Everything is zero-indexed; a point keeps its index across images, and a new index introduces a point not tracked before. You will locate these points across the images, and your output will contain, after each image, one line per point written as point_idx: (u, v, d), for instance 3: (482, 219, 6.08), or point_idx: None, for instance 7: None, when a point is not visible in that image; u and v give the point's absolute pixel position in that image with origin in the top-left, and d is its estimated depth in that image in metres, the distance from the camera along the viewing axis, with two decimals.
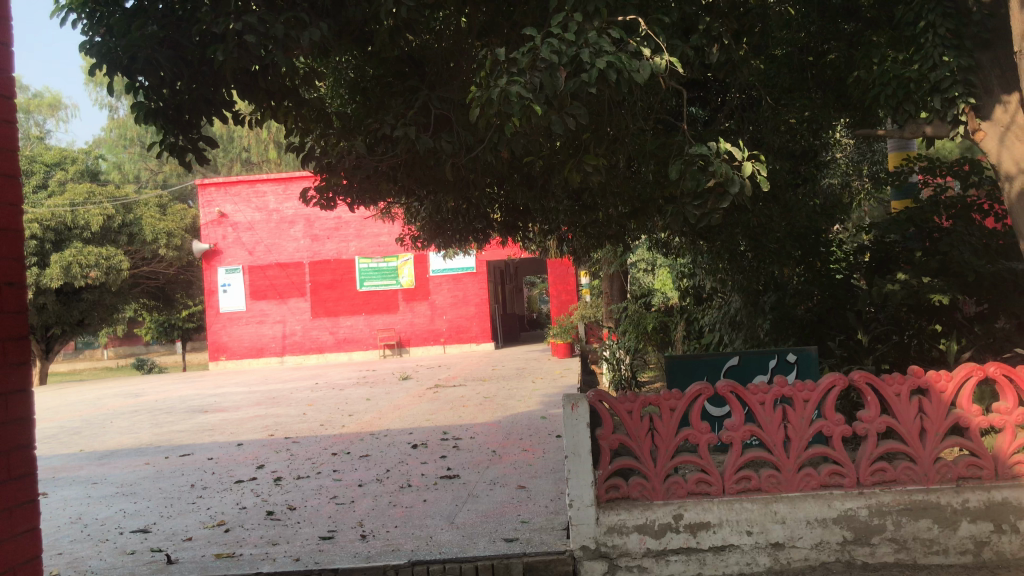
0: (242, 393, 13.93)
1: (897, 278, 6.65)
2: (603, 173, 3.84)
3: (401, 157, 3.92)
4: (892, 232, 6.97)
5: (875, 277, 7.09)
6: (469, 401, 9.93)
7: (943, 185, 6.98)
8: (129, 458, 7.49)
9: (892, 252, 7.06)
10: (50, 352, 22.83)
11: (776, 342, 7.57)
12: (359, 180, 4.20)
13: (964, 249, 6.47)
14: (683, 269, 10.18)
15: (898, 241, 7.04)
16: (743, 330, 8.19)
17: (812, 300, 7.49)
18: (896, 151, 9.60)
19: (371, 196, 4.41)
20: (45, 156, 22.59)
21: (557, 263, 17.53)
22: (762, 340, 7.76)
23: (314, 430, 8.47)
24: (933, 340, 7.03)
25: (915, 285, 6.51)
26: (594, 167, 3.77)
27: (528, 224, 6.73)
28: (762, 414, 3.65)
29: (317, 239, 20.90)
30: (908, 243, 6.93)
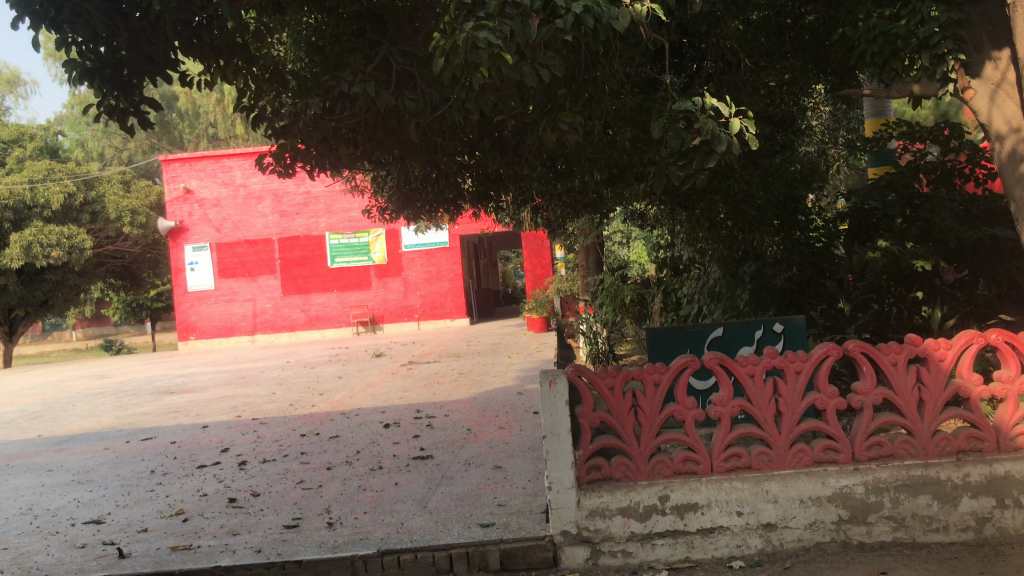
0: (211, 373, 13.60)
1: (877, 246, 6.43)
2: (580, 132, 3.55)
3: (363, 117, 3.63)
4: (872, 198, 6.75)
5: (855, 245, 6.88)
6: (443, 378, 9.68)
7: (922, 151, 6.68)
8: (89, 443, 7.18)
9: (872, 219, 6.82)
10: (14, 334, 22.29)
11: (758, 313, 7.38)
12: (319, 145, 3.91)
13: (945, 216, 6.29)
14: (660, 240, 9.98)
15: (878, 208, 6.79)
16: (723, 301, 8.01)
17: (793, 269, 7.33)
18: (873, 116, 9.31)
19: (332, 163, 4.12)
20: (2, 132, 21.91)
21: (531, 237, 17.28)
22: (742, 311, 7.58)
23: (283, 410, 8.19)
24: (915, 308, 6.88)
25: (897, 253, 6.30)
26: (570, 126, 3.50)
27: (501, 195, 6.46)
28: (752, 387, 3.45)
29: (286, 215, 20.47)
30: (887, 210, 6.72)
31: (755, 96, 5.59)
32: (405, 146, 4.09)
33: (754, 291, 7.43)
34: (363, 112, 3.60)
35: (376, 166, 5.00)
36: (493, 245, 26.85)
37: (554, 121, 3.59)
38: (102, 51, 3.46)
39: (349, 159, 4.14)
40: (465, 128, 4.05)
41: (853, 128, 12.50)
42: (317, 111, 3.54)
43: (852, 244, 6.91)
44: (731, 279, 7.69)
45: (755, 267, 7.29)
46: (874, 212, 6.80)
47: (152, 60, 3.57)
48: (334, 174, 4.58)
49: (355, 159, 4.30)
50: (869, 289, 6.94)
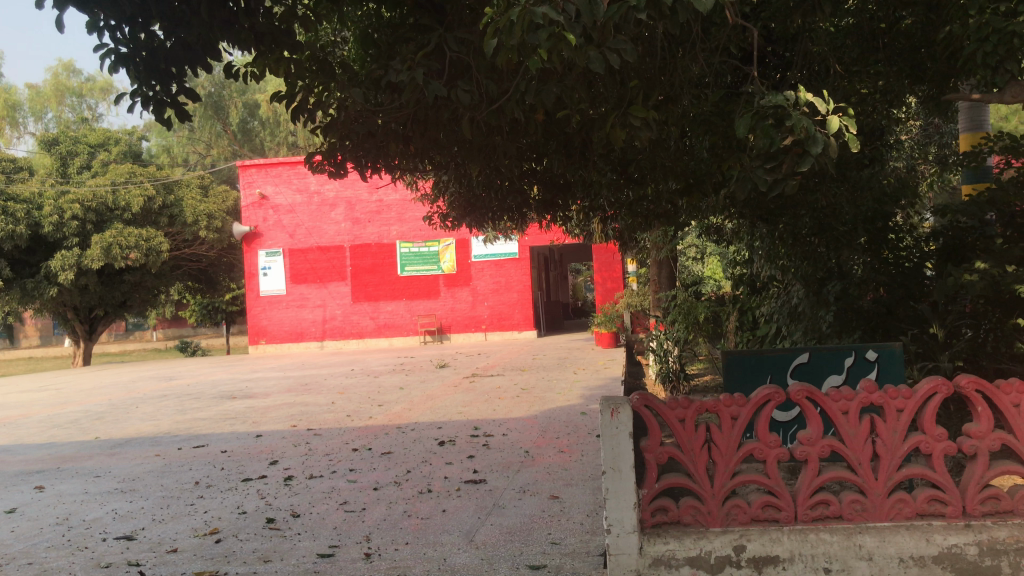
0: (276, 379, 13.52)
1: (975, 267, 5.86)
2: (653, 129, 3.19)
3: (417, 109, 3.34)
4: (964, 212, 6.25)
5: (949, 266, 6.33)
6: (506, 392, 9.33)
7: None
8: (142, 449, 7.05)
9: (966, 239, 6.28)
10: (93, 333, 22.82)
11: (844, 337, 6.97)
12: (368, 141, 3.61)
13: None
14: (737, 255, 9.47)
15: (973, 226, 6.26)
16: (804, 322, 7.47)
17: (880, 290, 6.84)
18: (968, 131, 8.56)
19: (382, 161, 3.85)
20: (89, 137, 22.53)
21: (603, 249, 16.82)
22: (824, 334, 7.12)
23: (339, 422, 7.95)
24: (1014, 336, 6.08)
25: (997, 274, 5.72)
26: (644, 122, 3.16)
27: (569, 203, 6.10)
28: (846, 426, 2.99)
29: (358, 223, 20.48)
30: (986, 229, 6.17)
31: (846, 102, 5.14)
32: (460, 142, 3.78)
33: (838, 313, 6.95)
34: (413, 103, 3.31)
35: (431, 165, 4.71)
36: (564, 257, 26.44)
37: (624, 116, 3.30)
38: (140, 37, 3.33)
39: (403, 157, 3.85)
40: (530, 123, 3.73)
41: (951, 142, 11.73)
42: (360, 100, 3.24)
43: (947, 265, 6.37)
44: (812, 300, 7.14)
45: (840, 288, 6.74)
46: (969, 228, 6.29)
47: (190, 48, 3.35)
48: (387, 173, 4.29)
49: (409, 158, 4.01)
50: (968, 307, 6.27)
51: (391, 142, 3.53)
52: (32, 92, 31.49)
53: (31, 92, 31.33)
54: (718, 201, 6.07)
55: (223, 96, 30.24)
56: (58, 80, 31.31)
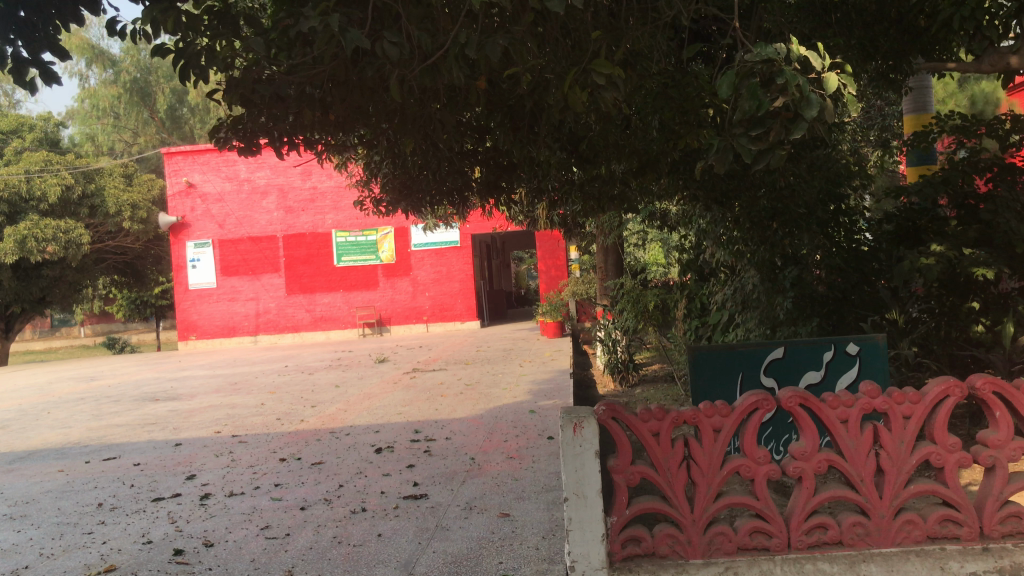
0: (205, 377, 12.75)
1: (931, 250, 5.64)
2: (619, 88, 2.85)
3: (340, 65, 2.82)
4: (918, 194, 6.05)
5: (902, 249, 6.10)
6: (448, 389, 8.77)
7: (978, 146, 5.92)
8: (44, 463, 6.35)
9: (919, 224, 6.09)
10: (11, 331, 21.59)
11: (800, 325, 6.45)
12: (283, 111, 3.04)
13: (1011, 217, 5.59)
14: (684, 241, 9.10)
15: (925, 210, 6.06)
16: (755, 310, 7.06)
17: (835, 274, 6.42)
18: (913, 112, 8.31)
19: (297, 129, 3.30)
20: (1, 123, 21.24)
21: (546, 236, 16.39)
22: (780, 322, 6.63)
23: (267, 426, 7.32)
24: (969, 320, 5.95)
25: (954, 257, 5.53)
26: (610, 80, 2.84)
27: (514, 186, 5.59)
28: (845, 436, 2.57)
29: (291, 212, 19.68)
30: (937, 212, 6.02)
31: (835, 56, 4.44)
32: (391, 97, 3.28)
33: (795, 300, 6.46)
34: (331, 54, 2.81)
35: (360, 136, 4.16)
36: (505, 245, 25.96)
37: (587, 71, 2.98)
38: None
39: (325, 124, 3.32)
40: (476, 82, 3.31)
41: (895, 124, 11.54)
42: (261, 49, 2.69)
43: (898, 249, 6.16)
44: (766, 285, 6.71)
45: (796, 272, 6.36)
46: (919, 211, 6.12)
47: None
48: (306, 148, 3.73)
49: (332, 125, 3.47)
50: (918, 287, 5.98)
51: (307, 109, 2.97)
52: None
53: None
54: (672, 180, 5.66)
55: (149, 82, 29.04)
56: None
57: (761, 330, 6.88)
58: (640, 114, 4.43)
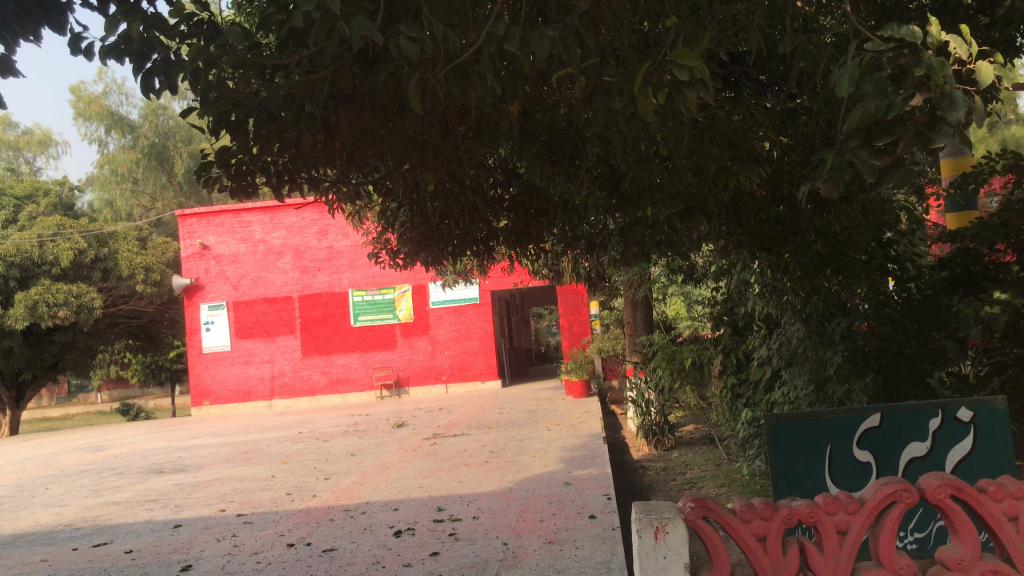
0: (217, 446, 12.10)
1: (995, 297, 5.08)
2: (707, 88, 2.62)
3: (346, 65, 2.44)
4: (973, 238, 5.37)
5: (960, 299, 5.42)
6: (472, 458, 8.07)
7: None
8: (27, 551, 5.71)
9: (977, 273, 5.40)
10: (22, 399, 20.99)
11: (854, 382, 5.74)
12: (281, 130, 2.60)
13: None
14: (715, 294, 8.34)
15: (985, 254, 5.36)
16: (802, 365, 6.44)
17: (888, 325, 5.62)
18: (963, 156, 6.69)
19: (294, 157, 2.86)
20: (16, 189, 21.00)
21: (567, 291, 15.85)
22: (829, 378, 6.02)
23: (276, 504, 6.67)
24: None
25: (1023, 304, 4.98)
26: (692, 81, 2.63)
27: (543, 235, 5.06)
28: (1014, 538, 1.98)
29: (307, 271, 19.30)
30: (997, 256, 5.35)
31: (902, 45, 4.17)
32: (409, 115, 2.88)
33: (846, 356, 5.75)
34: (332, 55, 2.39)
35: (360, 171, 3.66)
36: (525, 301, 25.46)
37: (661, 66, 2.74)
38: None
39: (329, 152, 2.86)
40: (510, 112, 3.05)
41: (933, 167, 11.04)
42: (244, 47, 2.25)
43: (952, 298, 5.45)
44: (814, 339, 6.13)
45: (846, 324, 5.76)
46: (975, 256, 5.40)
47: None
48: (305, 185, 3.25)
49: (338, 153, 3.00)
50: (977, 336, 5.10)
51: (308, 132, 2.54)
52: None
53: None
54: (711, 225, 5.15)
55: (168, 146, 29.18)
56: None
57: (810, 389, 6.28)
58: (671, 160, 4.26)
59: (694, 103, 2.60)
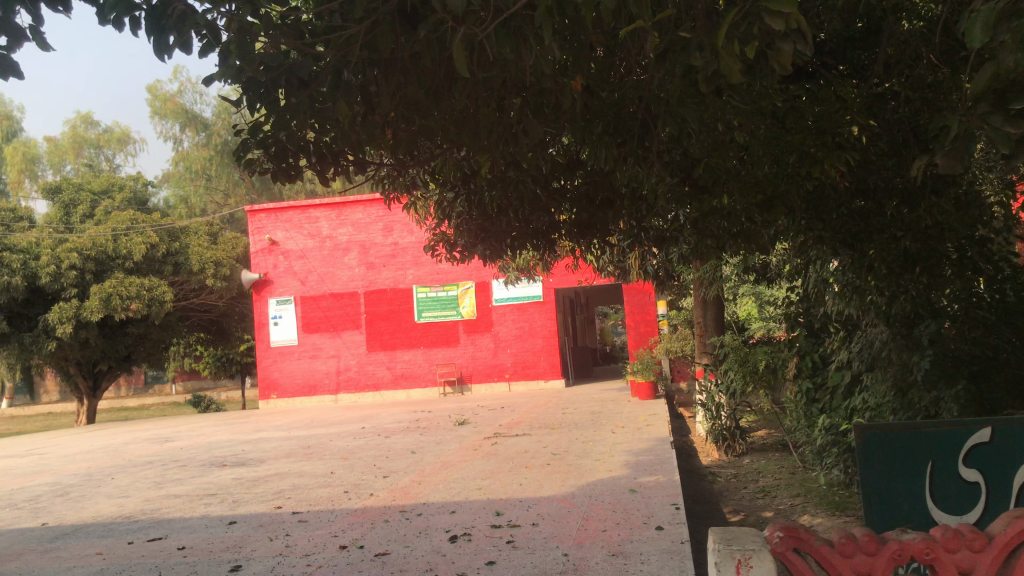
0: (280, 440, 12.07)
1: None
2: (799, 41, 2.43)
3: (382, 23, 2.71)
4: None
5: None
6: (533, 459, 7.82)
7: None
8: (84, 543, 5.63)
9: None
10: (98, 389, 21.44)
11: (942, 389, 5.32)
12: (312, 94, 3.04)
13: None
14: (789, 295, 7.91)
15: None
16: (883, 370, 5.92)
17: (980, 327, 5.17)
18: None
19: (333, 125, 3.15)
20: (94, 184, 21.50)
21: (633, 290, 15.47)
22: (913, 382, 5.60)
23: (332, 502, 6.52)
24: None
25: None
26: (788, 33, 2.44)
27: (611, 226, 4.84)
28: None
29: (373, 267, 19.32)
30: None
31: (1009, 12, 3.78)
32: (456, 87, 3.01)
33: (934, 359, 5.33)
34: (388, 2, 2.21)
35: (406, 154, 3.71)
36: (590, 300, 25.07)
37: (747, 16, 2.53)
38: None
39: (369, 125, 3.03)
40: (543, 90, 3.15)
41: None
42: None
43: None
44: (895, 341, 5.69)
45: (935, 327, 5.27)
46: None
47: None
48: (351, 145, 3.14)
49: (380, 126, 3.13)
50: None
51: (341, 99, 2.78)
52: (52, 146, 31.33)
53: (50, 145, 31.20)
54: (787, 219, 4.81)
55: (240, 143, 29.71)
56: (77, 132, 31.07)
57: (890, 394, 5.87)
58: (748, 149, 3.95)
59: (789, 56, 2.44)
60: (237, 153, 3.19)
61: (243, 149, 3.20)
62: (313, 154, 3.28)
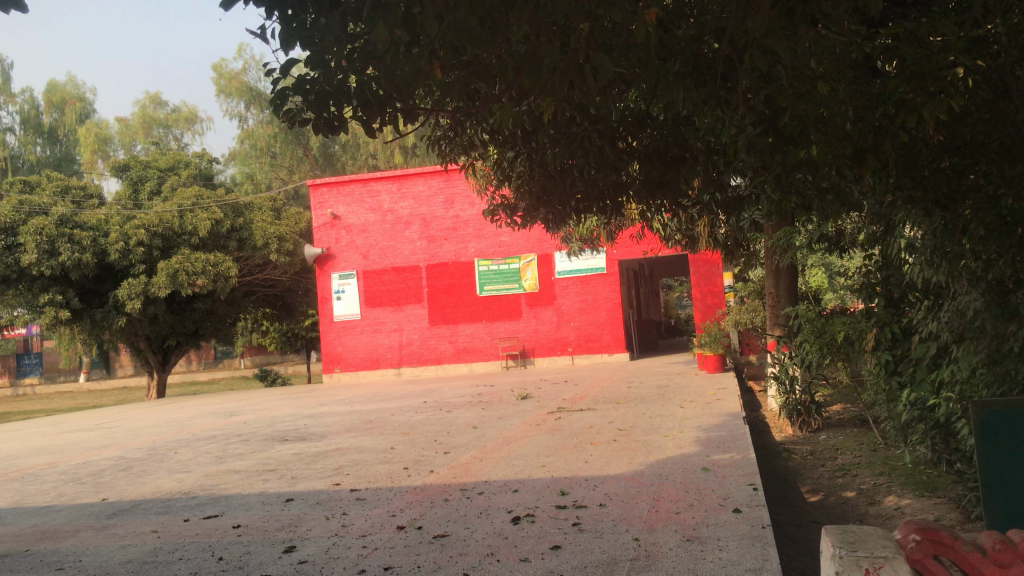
0: (342, 415, 11.99)
1: None
2: None
3: None
4: None
5: None
6: (599, 435, 7.52)
7: None
8: (141, 520, 5.54)
9: None
10: (167, 364, 21.81)
11: None
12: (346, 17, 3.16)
13: None
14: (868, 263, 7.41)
15: None
16: (974, 340, 5.13)
17: None
18: None
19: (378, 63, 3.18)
20: (159, 161, 21.71)
21: (700, 260, 14.97)
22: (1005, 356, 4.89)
23: (391, 478, 6.33)
24: None
25: None
26: None
27: (684, 189, 4.51)
28: None
29: (434, 241, 19.16)
30: None
31: None
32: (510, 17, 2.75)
33: None
34: None
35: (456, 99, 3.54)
36: (655, 271, 24.59)
37: None
38: None
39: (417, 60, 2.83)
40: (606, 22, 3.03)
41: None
42: None
43: None
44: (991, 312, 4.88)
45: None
46: None
47: None
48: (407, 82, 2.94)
49: (426, 63, 2.90)
50: None
51: (382, 19, 2.80)
52: (122, 126, 31.94)
53: (120, 125, 31.83)
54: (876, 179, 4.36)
55: None
56: (146, 112, 31.57)
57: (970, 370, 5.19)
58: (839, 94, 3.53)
59: None
60: (278, 104, 3.43)
61: (281, 101, 3.44)
62: (355, 100, 3.45)
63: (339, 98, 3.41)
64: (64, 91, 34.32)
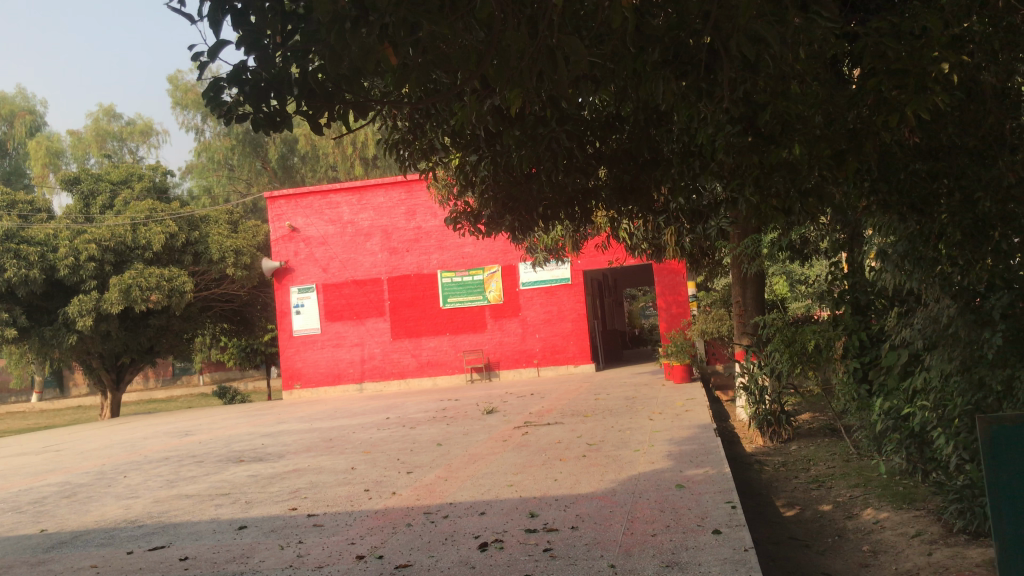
0: (302, 433, 11.60)
1: None
2: None
3: None
4: None
5: None
6: (567, 450, 7.28)
7: None
8: (81, 553, 5.16)
9: None
10: (121, 382, 21.18)
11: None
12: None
13: None
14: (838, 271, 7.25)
15: None
16: (946, 347, 4.57)
17: None
18: None
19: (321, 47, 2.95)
20: (112, 174, 21.11)
21: (664, 270, 14.83)
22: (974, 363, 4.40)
23: (351, 501, 6.01)
24: None
25: None
26: None
27: (653, 193, 4.30)
28: None
29: (396, 252, 18.84)
30: None
31: None
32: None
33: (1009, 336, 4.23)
34: None
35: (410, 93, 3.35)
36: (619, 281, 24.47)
37: None
38: None
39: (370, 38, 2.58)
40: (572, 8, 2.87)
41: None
42: None
43: None
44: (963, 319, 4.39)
45: (1009, 299, 4.19)
46: None
47: None
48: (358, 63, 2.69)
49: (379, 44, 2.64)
50: None
51: None
52: (75, 139, 31.16)
53: (73, 138, 31.06)
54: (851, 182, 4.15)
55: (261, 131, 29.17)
56: (99, 124, 30.86)
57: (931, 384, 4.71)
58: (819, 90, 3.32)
59: None
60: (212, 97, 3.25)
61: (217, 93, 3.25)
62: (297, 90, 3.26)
63: (279, 88, 3.23)
64: (14, 103, 33.44)
